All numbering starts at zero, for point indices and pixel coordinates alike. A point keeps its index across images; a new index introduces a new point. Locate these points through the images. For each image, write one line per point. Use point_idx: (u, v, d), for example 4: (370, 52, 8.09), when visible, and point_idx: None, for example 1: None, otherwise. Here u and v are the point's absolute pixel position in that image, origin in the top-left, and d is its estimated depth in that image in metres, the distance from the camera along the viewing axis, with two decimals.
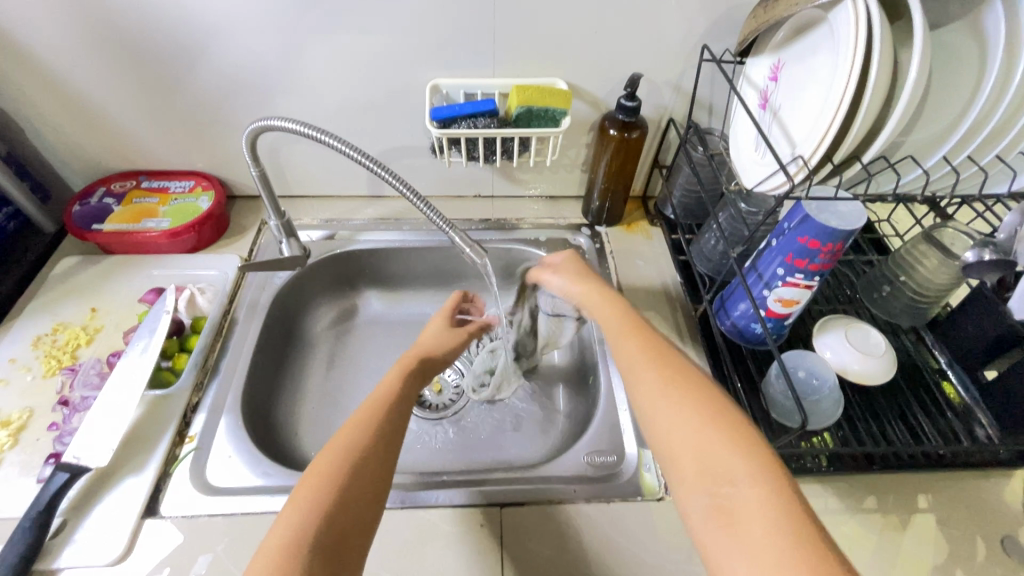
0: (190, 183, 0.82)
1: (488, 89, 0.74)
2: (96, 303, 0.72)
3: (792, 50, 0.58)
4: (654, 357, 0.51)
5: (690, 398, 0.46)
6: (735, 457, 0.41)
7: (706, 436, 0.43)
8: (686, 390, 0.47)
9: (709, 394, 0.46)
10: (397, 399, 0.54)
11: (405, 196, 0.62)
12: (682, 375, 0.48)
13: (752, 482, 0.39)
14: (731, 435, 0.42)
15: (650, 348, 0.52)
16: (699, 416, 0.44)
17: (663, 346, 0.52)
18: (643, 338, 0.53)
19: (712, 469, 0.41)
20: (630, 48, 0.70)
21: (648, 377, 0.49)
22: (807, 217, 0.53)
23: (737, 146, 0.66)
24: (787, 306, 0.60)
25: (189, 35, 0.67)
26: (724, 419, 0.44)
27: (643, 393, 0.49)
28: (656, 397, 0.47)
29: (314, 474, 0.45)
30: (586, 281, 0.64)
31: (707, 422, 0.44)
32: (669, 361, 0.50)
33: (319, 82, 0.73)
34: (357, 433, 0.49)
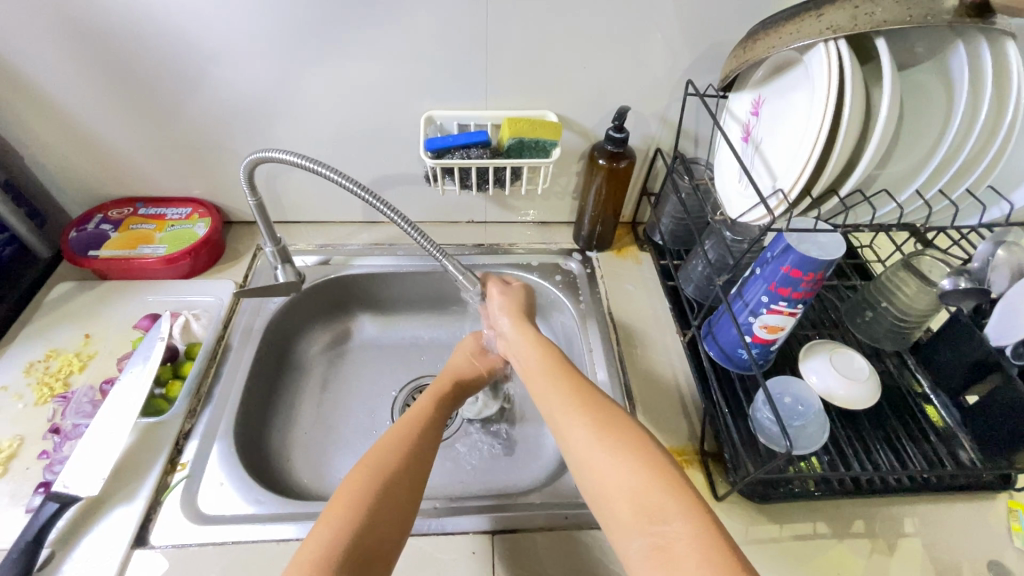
0: (187, 210, 0.83)
1: (481, 120, 0.77)
2: (91, 329, 0.72)
3: (771, 88, 0.61)
4: (581, 405, 0.51)
5: (621, 441, 0.47)
6: (666, 498, 0.42)
7: (638, 478, 0.44)
8: (614, 436, 0.48)
9: (639, 438, 0.48)
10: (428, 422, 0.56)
11: (399, 225, 0.64)
12: (609, 419, 0.50)
13: (683, 518, 0.41)
14: (663, 475, 0.44)
15: (579, 392, 0.53)
16: (633, 459, 0.45)
17: (592, 390, 0.54)
18: (572, 384, 0.54)
19: (647, 509, 0.42)
20: (618, 82, 0.73)
21: (579, 425, 0.50)
22: (789, 247, 0.55)
23: (721, 178, 0.68)
24: (772, 332, 0.61)
25: (192, 67, 0.70)
26: (653, 461, 0.45)
27: (574, 440, 0.49)
28: (588, 443, 0.48)
29: (353, 484, 0.47)
30: (520, 324, 0.65)
31: (638, 464, 0.45)
32: (597, 407, 0.51)
33: (317, 111, 0.75)
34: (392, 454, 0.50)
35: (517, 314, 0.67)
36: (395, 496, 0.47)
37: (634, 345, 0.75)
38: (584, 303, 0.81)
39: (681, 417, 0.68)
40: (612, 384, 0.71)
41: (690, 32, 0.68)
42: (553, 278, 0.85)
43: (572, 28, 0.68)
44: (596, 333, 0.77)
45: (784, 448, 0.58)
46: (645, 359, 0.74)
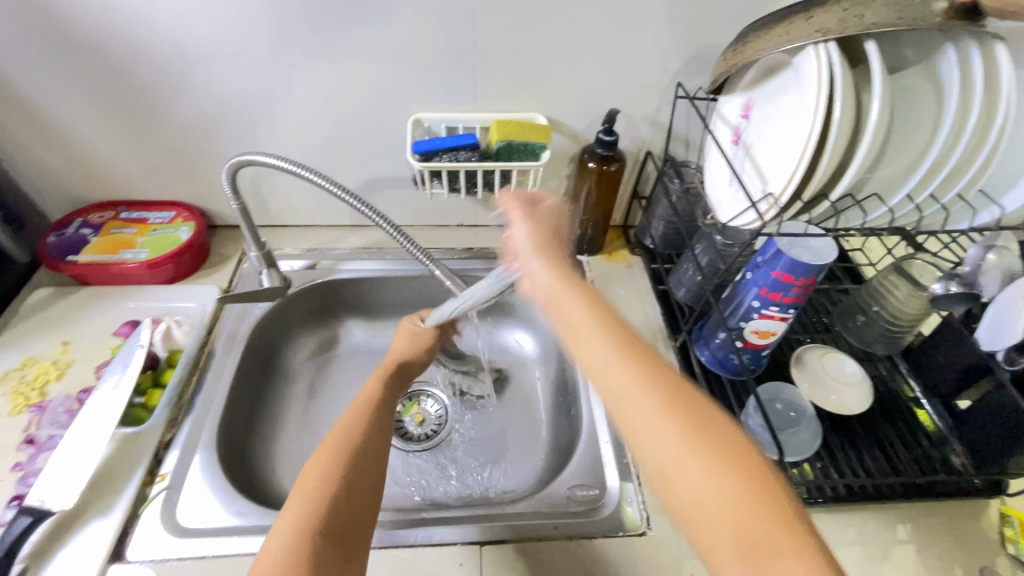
0: (170, 214, 0.82)
1: (470, 123, 0.76)
2: (69, 337, 0.70)
3: (761, 91, 0.60)
4: (658, 394, 0.36)
5: (709, 445, 0.34)
6: (772, 528, 0.31)
7: (731, 499, 0.32)
8: (703, 436, 0.34)
9: (731, 436, 0.34)
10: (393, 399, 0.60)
11: (385, 230, 0.63)
12: (688, 409, 0.35)
13: (798, 559, 0.29)
14: (762, 493, 0.32)
15: (640, 370, 0.37)
16: (720, 468, 0.33)
17: (662, 367, 0.37)
18: (631, 357, 0.38)
19: (747, 540, 0.30)
20: (608, 85, 0.73)
21: (649, 417, 0.35)
22: (779, 252, 0.54)
23: (712, 182, 0.68)
24: (763, 337, 0.61)
25: (173, 68, 0.68)
26: (750, 473, 0.32)
27: (645, 442, 0.35)
28: (668, 449, 0.34)
29: (324, 457, 0.49)
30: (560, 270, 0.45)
31: (733, 477, 0.32)
32: (678, 397, 0.36)
33: (302, 114, 0.74)
34: (353, 432, 0.52)
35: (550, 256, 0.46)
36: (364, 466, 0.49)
37: None
38: None
39: None
40: None
41: (679, 35, 0.68)
42: None
43: (560, 30, 0.67)
44: None
45: (776, 455, 0.57)
46: None
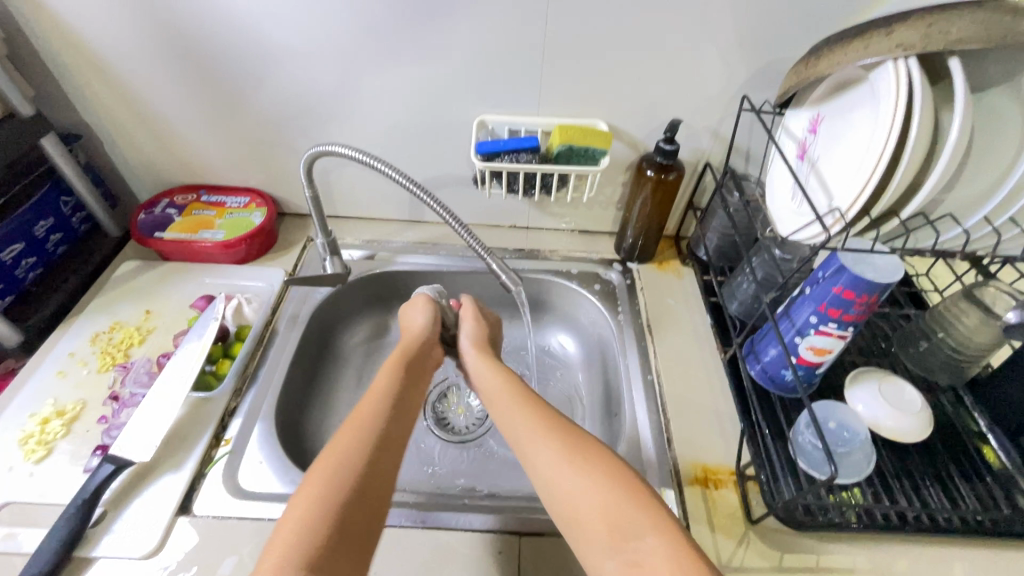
0: (246, 199, 0.87)
1: (532, 127, 0.78)
2: (151, 306, 0.76)
3: (832, 105, 0.59)
4: (540, 423, 0.53)
5: (581, 459, 0.49)
6: (638, 515, 0.44)
7: (608, 496, 0.46)
8: (571, 452, 0.50)
9: (592, 450, 0.50)
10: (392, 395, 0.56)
11: (447, 223, 0.66)
12: (572, 439, 0.51)
13: (656, 535, 0.43)
14: (629, 491, 0.46)
15: (532, 412, 0.55)
16: (592, 475, 0.47)
17: (547, 410, 0.55)
18: (534, 403, 0.56)
19: (620, 527, 0.44)
20: (671, 96, 0.73)
21: (540, 445, 0.51)
22: (842, 268, 0.54)
23: (774, 195, 0.67)
24: (819, 355, 0.60)
25: (263, 64, 0.74)
26: (616, 477, 0.47)
27: (540, 459, 0.50)
28: (552, 458, 0.50)
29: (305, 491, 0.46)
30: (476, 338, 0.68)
31: (606, 483, 0.47)
32: (552, 426, 0.53)
33: (375, 111, 0.78)
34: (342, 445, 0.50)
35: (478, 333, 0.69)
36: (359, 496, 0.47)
37: (670, 360, 0.74)
38: (622, 314, 0.81)
39: (716, 432, 0.67)
40: (647, 397, 0.71)
41: (751, 47, 0.68)
42: (591, 286, 0.85)
43: (630, 38, 0.68)
44: (633, 343, 0.77)
45: (826, 474, 0.56)
46: (681, 372, 0.73)
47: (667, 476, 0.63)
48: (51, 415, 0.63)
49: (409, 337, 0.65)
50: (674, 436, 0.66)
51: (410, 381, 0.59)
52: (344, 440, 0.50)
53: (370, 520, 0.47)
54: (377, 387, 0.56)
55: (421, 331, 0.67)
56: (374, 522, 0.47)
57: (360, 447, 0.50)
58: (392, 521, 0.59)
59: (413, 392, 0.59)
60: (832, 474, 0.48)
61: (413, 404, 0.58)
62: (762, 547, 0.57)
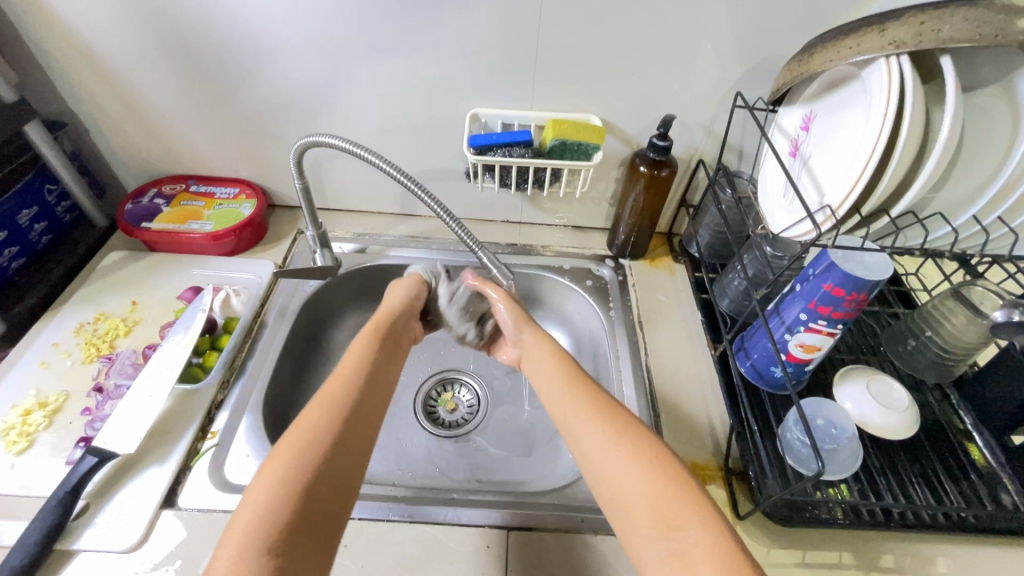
0: (235, 191, 0.86)
1: (525, 121, 0.77)
2: (137, 297, 0.75)
3: (824, 103, 0.59)
4: (591, 407, 0.54)
5: (634, 447, 0.49)
6: (681, 505, 0.44)
7: (655, 484, 0.46)
8: (625, 434, 0.51)
9: (645, 438, 0.50)
10: (364, 376, 0.57)
11: (441, 217, 0.65)
12: (626, 424, 0.52)
13: (699, 527, 0.43)
14: (675, 482, 0.46)
15: (589, 396, 0.56)
16: (643, 462, 0.48)
17: (604, 396, 0.56)
18: (589, 391, 0.57)
19: (664, 517, 0.44)
20: (664, 92, 0.73)
21: (594, 430, 0.52)
22: (833, 265, 0.54)
23: (767, 192, 0.67)
24: (808, 352, 0.60)
25: (255, 52, 0.72)
26: (665, 465, 0.47)
27: (586, 442, 0.52)
28: (604, 444, 0.50)
29: (276, 461, 0.46)
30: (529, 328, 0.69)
31: (653, 472, 0.47)
32: (605, 410, 0.54)
33: (367, 102, 0.77)
34: (318, 423, 0.50)
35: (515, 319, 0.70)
36: (332, 468, 0.47)
37: (661, 356, 0.75)
38: (614, 310, 0.81)
39: (705, 428, 0.67)
40: (638, 394, 0.71)
41: (746, 42, 0.67)
42: (583, 282, 0.85)
43: (625, 32, 0.68)
44: (625, 339, 0.77)
45: (812, 471, 0.56)
46: (672, 369, 0.73)
47: None
48: (33, 406, 0.62)
49: (385, 312, 0.68)
50: (664, 432, 0.66)
51: (382, 359, 0.61)
52: (315, 415, 0.51)
53: (341, 494, 0.47)
54: (351, 362, 0.58)
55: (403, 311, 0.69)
56: (345, 495, 0.47)
57: (328, 422, 0.50)
58: (379, 514, 0.58)
59: (383, 369, 0.60)
60: (818, 469, 0.49)
61: (382, 381, 0.59)
62: (749, 542, 0.57)
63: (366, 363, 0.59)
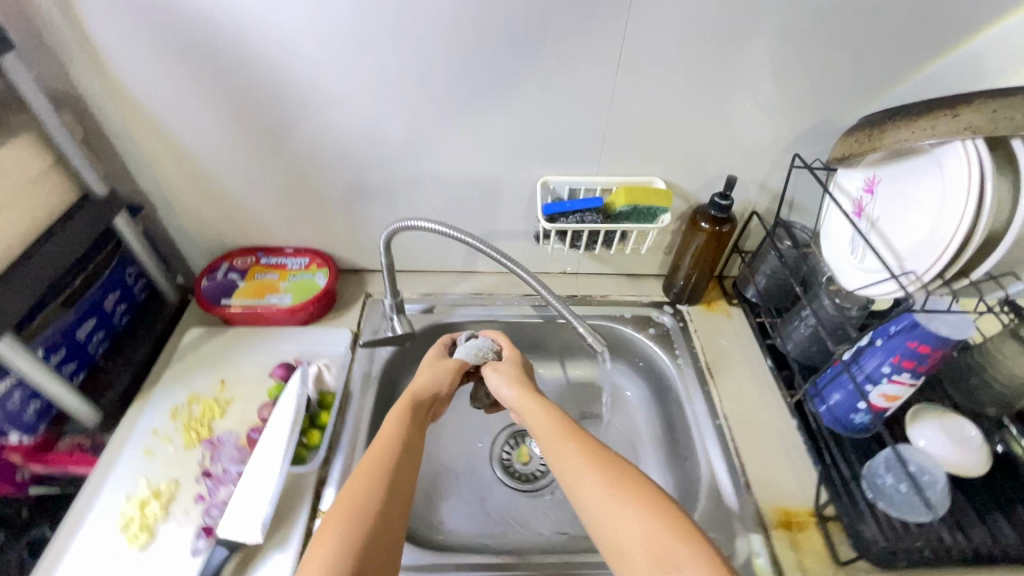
0: (305, 260, 0.88)
1: (591, 186, 0.81)
2: (225, 375, 0.77)
3: (887, 169, 0.64)
4: (580, 458, 0.56)
5: (625, 496, 0.51)
6: (678, 547, 0.46)
7: (653, 529, 0.48)
8: (612, 486, 0.52)
9: (630, 483, 0.52)
10: (403, 441, 0.58)
11: (521, 277, 0.69)
12: (609, 474, 0.53)
13: (698, 566, 0.45)
14: (671, 524, 0.48)
15: (580, 449, 0.56)
16: (637, 509, 0.50)
17: (591, 445, 0.57)
18: (578, 444, 0.57)
19: (662, 561, 0.46)
20: (724, 154, 0.78)
21: (589, 481, 0.53)
22: (916, 324, 0.58)
23: (831, 246, 0.72)
24: (890, 400, 0.64)
25: (332, 133, 0.74)
26: (660, 510, 0.49)
27: (583, 494, 0.53)
28: (599, 496, 0.52)
29: (329, 533, 0.48)
30: (525, 391, 0.67)
31: (646, 518, 0.49)
32: (596, 460, 0.55)
33: (439, 172, 0.80)
34: (369, 499, 0.51)
35: (519, 383, 0.70)
36: (380, 532, 0.49)
37: (735, 404, 0.78)
38: (681, 356, 0.84)
39: (789, 475, 0.70)
40: (719, 444, 0.74)
41: (802, 106, 0.72)
42: (646, 330, 0.88)
43: (691, 101, 0.72)
44: (698, 389, 0.80)
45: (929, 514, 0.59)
46: (747, 415, 0.76)
47: (752, 521, 0.66)
48: (148, 497, 0.63)
49: (419, 382, 0.68)
50: (751, 480, 0.70)
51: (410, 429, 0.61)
52: (356, 483, 0.52)
53: (389, 564, 0.48)
54: (385, 434, 0.59)
55: (439, 388, 0.70)
56: (391, 566, 0.49)
57: (374, 488, 0.52)
58: None
59: (421, 435, 0.62)
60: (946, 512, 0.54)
61: (419, 443, 0.61)
62: None
63: (402, 430, 0.60)
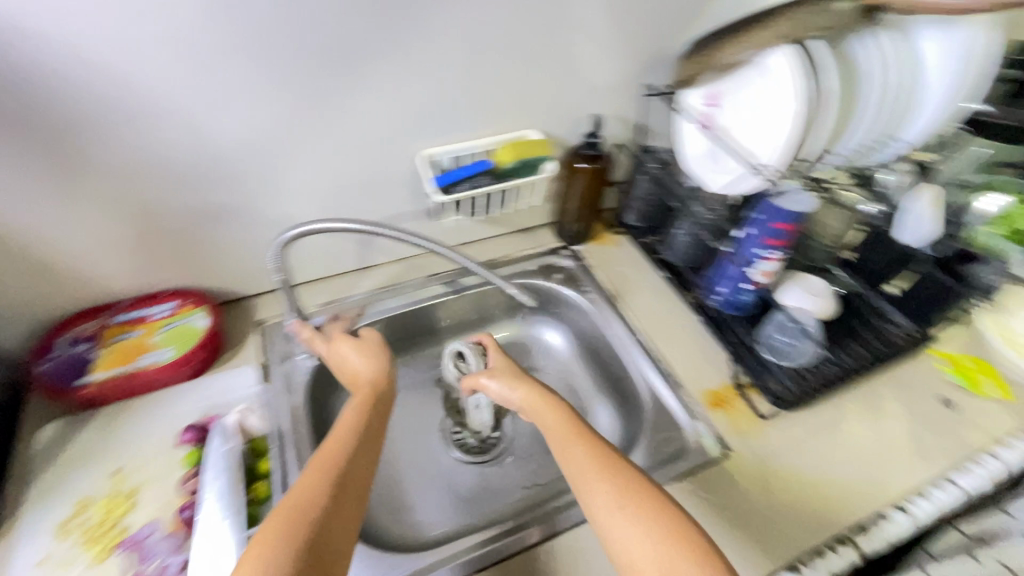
0: (172, 304, 0.75)
1: (475, 150, 0.80)
2: (116, 464, 0.63)
3: (725, 84, 0.75)
4: (595, 463, 0.55)
5: (642, 513, 0.50)
6: (689, 568, 0.46)
7: (665, 550, 0.47)
8: (630, 504, 0.51)
9: (647, 496, 0.51)
10: (356, 447, 0.54)
11: (435, 251, 0.72)
12: (630, 488, 0.52)
13: None
14: (683, 541, 0.48)
15: (596, 455, 0.55)
16: (652, 527, 0.49)
17: (610, 451, 0.56)
18: (592, 447, 0.56)
19: None
20: (584, 96, 0.82)
21: (602, 489, 0.52)
22: (778, 208, 0.69)
23: (692, 160, 0.82)
24: (766, 276, 0.76)
25: (171, 149, 0.64)
26: (671, 521, 0.49)
27: (598, 501, 0.52)
28: (613, 510, 0.51)
29: (253, 555, 0.42)
30: (524, 383, 0.67)
31: (661, 540, 0.48)
32: (610, 466, 0.54)
33: (308, 168, 0.73)
34: (310, 508, 0.46)
35: (512, 374, 0.69)
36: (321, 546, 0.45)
37: (649, 319, 0.86)
38: (591, 292, 0.90)
39: (709, 364, 0.80)
40: (647, 356, 0.82)
41: (642, 39, 0.79)
42: (553, 277, 0.92)
43: (547, 49, 0.74)
44: (615, 315, 0.87)
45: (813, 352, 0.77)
46: (662, 326, 0.85)
47: (693, 410, 0.75)
48: None
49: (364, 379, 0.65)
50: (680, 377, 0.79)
51: (369, 426, 0.58)
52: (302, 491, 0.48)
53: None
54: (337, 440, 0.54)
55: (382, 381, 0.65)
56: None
57: (318, 496, 0.48)
58: None
59: (374, 441, 0.57)
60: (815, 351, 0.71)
61: (373, 451, 0.56)
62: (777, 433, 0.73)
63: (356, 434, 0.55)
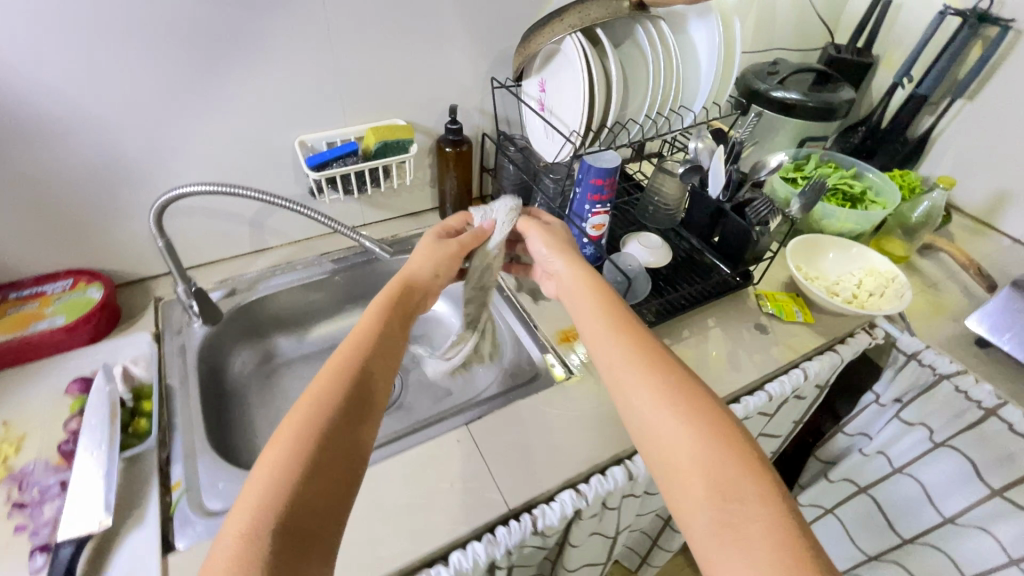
0: (70, 281, 0.83)
1: (346, 136, 0.92)
2: (7, 417, 0.70)
3: (546, 71, 0.90)
4: (649, 367, 0.56)
5: (696, 418, 0.50)
6: (746, 481, 0.46)
7: (713, 453, 0.48)
8: (691, 407, 0.51)
9: (705, 405, 0.52)
10: (376, 345, 0.57)
11: (314, 218, 0.81)
12: (691, 398, 0.52)
13: (761, 503, 0.44)
14: (737, 451, 0.48)
15: (646, 358, 0.57)
16: (700, 427, 0.50)
17: (663, 356, 0.57)
18: (648, 350, 0.58)
19: (723, 487, 0.46)
20: (444, 90, 0.96)
21: (647, 388, 0.54)
22: (591, 166, 0.83)
23: (537, 138, 0.97)
24: (598, 228, 0.90)
25: (61, 135, 0.72)
26: (723, 428, 0.50)
27: (648, 400, 0.53)
28: (662, 408, 0.52)
29: (271, 449, 0.45)
30: (567, 258, 0.72)
31: (715, 440, 0.49)
32: (659, 367, 0.55)
33: (193, 154, 0.83)
34: (325, 401, 0.49)
35: (559, 250, 0.73)
36: (331, 435, 0.47)
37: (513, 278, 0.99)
38: None
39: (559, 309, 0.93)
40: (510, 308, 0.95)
41: (486, 41, 0.93)
42: None
43: (402, 48, 0.88)
44: None
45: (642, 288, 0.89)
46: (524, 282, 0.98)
47: (542, 346, 0.87)
48: None
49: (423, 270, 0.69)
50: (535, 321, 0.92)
51: (393, 324, 0.61)
52: (320, 384, 0.51)
53: (347, 476, 0.47)
54: (361, 329, 0.58)
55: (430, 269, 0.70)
56: (349, 475, 0.47)
57: (335, 389, 0.51)
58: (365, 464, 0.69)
59: (396, 341, 0.60)
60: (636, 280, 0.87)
61: (393, 348, 0.59)
62: None
63: (377, 330, 0.59)
